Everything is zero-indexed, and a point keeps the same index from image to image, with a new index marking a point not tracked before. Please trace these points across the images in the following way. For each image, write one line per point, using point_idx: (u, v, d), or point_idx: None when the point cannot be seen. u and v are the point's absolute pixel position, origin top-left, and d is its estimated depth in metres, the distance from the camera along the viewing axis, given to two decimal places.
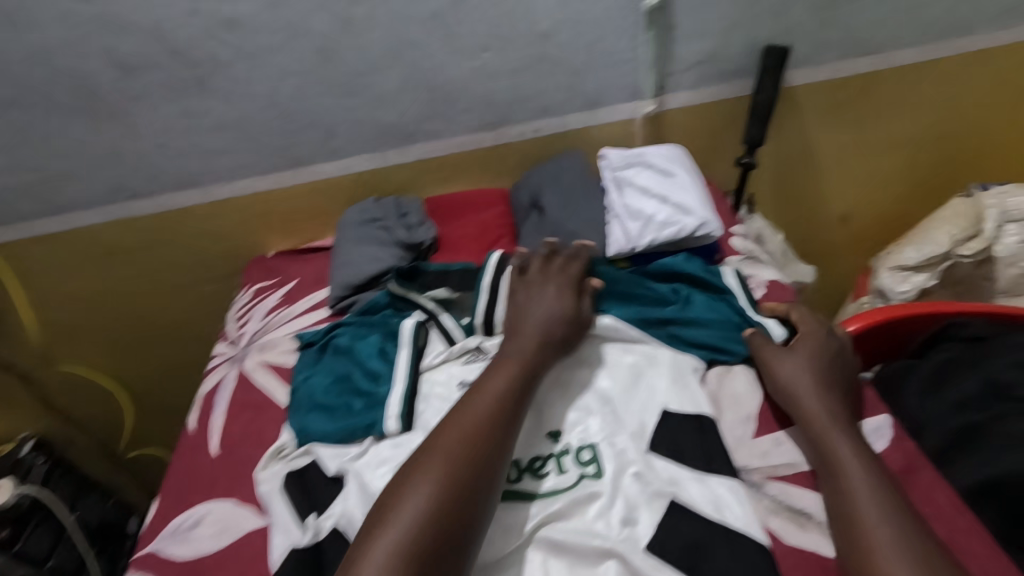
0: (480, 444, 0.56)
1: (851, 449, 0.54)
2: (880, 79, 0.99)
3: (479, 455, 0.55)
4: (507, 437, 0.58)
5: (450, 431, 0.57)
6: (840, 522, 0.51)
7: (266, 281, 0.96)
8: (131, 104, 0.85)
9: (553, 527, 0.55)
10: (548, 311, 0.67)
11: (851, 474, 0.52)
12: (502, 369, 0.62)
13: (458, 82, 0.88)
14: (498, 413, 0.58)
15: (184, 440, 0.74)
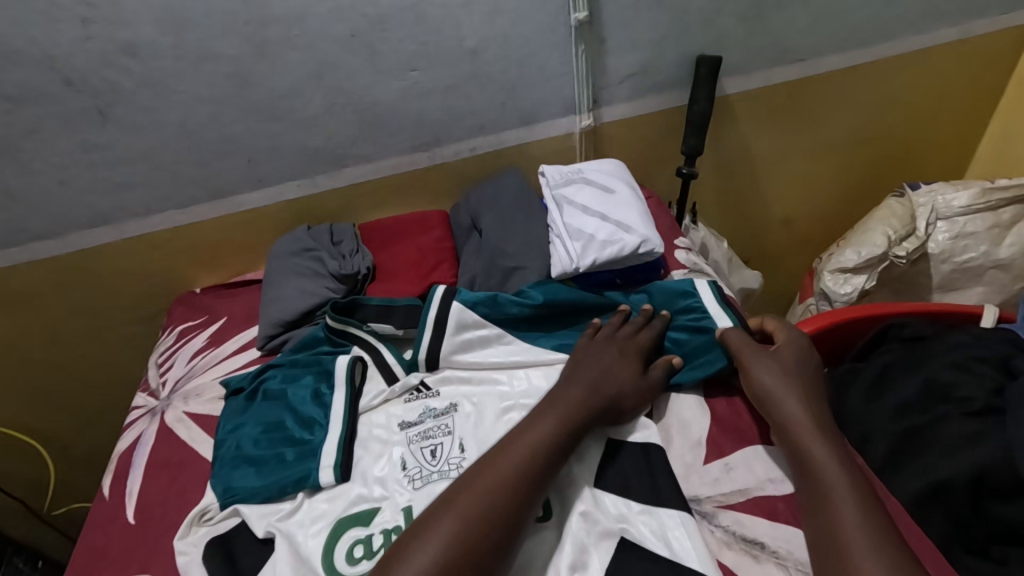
0: (508, 493, 0.51)
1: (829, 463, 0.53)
2: (812, 83, 1.00)
3: (496, 514, 0.50)
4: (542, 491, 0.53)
5: (475, 479, 0.52)
6: (823, 530, 0.49)
7: (190, 321, 0.89)
8: (23, 139, 0.77)
9: None
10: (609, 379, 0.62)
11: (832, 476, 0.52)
12: (546, 424, 0.56)
13: (386, 103, 0.85)
14: (533, 471, 0.53)
15: (97, 507, 0.67)
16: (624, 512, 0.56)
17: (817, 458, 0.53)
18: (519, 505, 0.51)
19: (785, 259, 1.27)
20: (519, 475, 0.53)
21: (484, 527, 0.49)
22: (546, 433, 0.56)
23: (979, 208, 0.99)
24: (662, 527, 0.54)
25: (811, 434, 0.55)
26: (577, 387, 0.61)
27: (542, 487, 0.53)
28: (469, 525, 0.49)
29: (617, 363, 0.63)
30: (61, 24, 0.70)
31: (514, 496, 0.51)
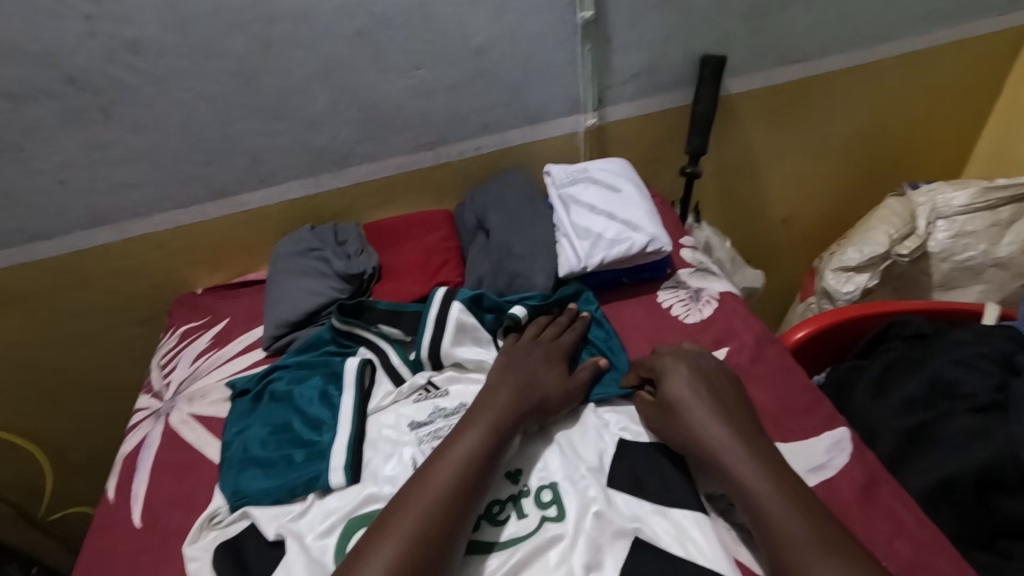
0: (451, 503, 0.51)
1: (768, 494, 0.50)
2: (810, 85, 1.01)
3: (444, 525, 0.49)
4: (476, 496, 0.52)
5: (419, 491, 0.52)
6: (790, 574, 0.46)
7: (193, 323, 0.88)
8: (23, 138, 0.76)
9: None
10: (534, 376, 0.63)
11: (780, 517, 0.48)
12: (470, 435, 0.56)
13: (391, 102, 0.84)
14: (466, 479, 0.53)
15: (100, 510, 0.65)
16: (638, 514, 0.55)
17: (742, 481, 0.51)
18: (469, 498, 0.52)
19: (784, 259, 1.27)
20: (462, 477, 0.53)
21: (446, 527, 0.49)
22: (481, 430, 0.56)
23: (977, 207, 1.00)
24: (678, 527, 0.54)
25: (738, 464, 0.52)
26: (507, 383, 0.62)
27: (487, 476, 0.54)
28: (426, 526, 0.49)
29: (547, 362, 0.65)
30: (65, 20, 0.69)
31: (466, 492, 0.52)
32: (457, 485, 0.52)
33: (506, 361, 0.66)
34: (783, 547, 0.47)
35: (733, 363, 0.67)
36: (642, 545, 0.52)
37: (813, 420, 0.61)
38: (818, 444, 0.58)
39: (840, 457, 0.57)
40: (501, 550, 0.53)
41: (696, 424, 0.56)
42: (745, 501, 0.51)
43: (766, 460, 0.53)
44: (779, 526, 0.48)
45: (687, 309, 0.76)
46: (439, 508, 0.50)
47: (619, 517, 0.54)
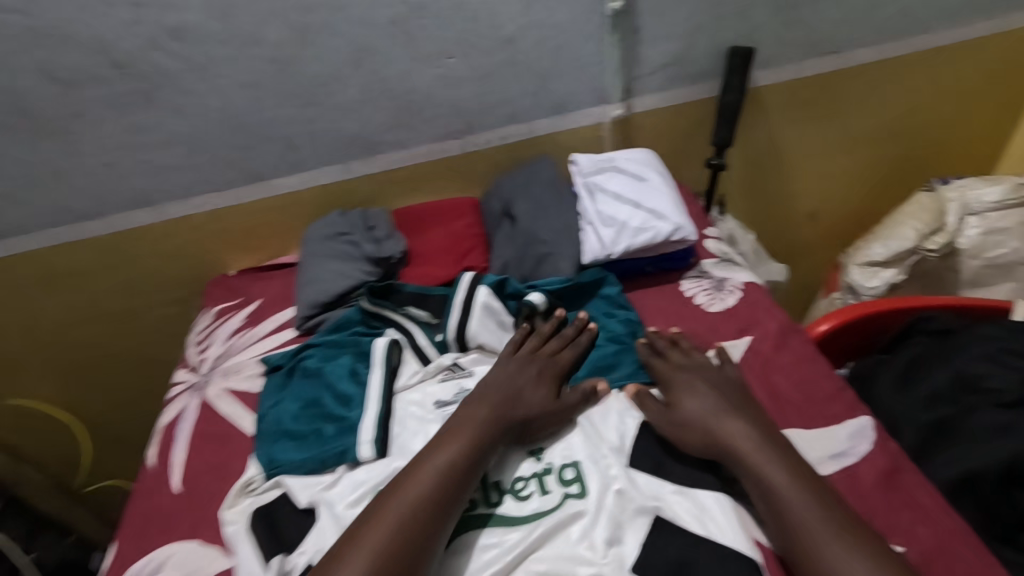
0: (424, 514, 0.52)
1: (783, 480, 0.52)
2: (839, 78, 1.00)
3: (416, 535, 0.51)
4: (452, 508, 0.53)
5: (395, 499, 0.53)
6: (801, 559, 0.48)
7: (227, 303, 0.91)
8: (72, 121, 0.79)
9: (536, 557, 0.53)
10: (520, 394, 0.62)
11: (794, 503, 0.50)
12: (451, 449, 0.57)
13: (421, 90, 0.86)
14: (441, 493, 0.53)
15: (142, 476, 0.68)
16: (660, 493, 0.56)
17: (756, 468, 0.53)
18: (441, 515, 0.52)
19: (808, 254, 1.26)
20: (438, 490, 0.53)
21: (414, 542, 0.50)
22: (459, 445, 0.57)
23: (1011, 202, 0.99)
24: (699, 508, 0.55)
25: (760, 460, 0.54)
26: (492, 395, 0.62)
27: (463, 491, 0.55)
28: (400, 534, 0.50)
29: (536, 378, 0.64)
30: (113, 8, 0.72)
31: (439, 507, 0.53)
32: (430, 501, 0.53)
33: (498, 372, 0.65)
34: (796, 531, 0.49)
35: (755, 351, 0.68)
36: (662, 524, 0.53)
37: (835, 407, 0.61)
38: (840, 431, 0.58)
39: (862, 445, 0.57)
40: (525, 522, 0.55)
41: (714, 426, 0.58)
42: (760, 485, 0.52)
43: (779, 446, 0.55)
44: (792, 510, 0.50)
45: (709, 296, 0.76)
46: (406, 523, 0.51)
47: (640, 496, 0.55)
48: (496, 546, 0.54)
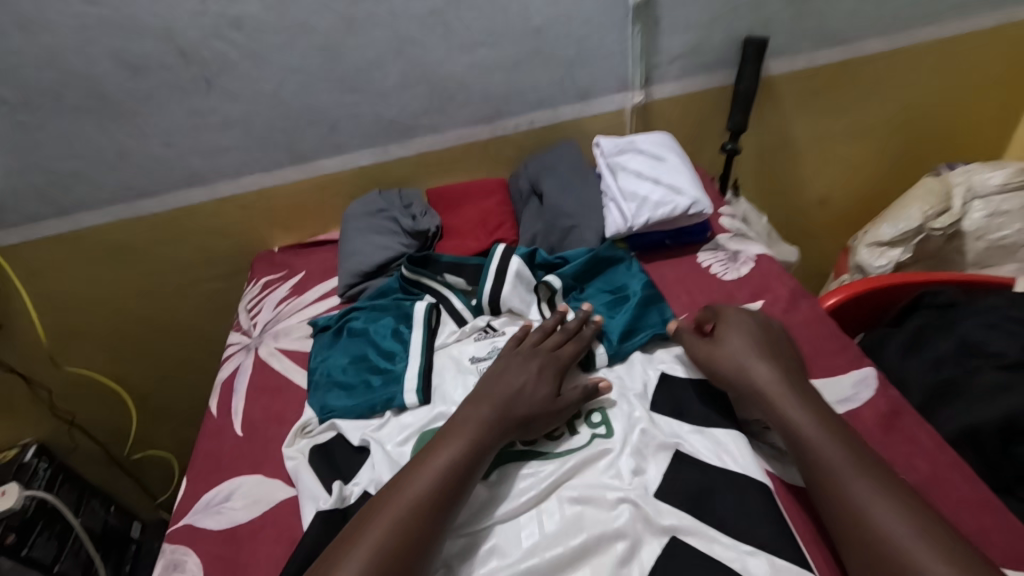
0: (428, 508, 0.52)
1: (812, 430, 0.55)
2: (849, 67, 1.05)
3: (419, 529, 0.51)
4: (456, 502, 0.53)
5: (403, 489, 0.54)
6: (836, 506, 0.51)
7: (273, 275, 0.98)
8: (139, 104, 0.87)
9: (569, 485, 0.59)
10: (521, 393, 0.62)
11: (826, 448, 0.53)
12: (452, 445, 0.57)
13: (456, 78, 0.93)
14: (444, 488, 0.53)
15: (206, 424, 0.75)
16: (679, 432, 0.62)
17: (787, 417, 0.56)
18: (440, 514, 0.52)
19: (819, 240, 1.31)
20: (439, 485, 0.54)
21: (421, 538, 0.50)
22: (460, 442, 0.57)
23: (1014, 186, 1.03)
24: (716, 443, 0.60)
25: (789, 410, 0.57)
26: (490, 394, 0.62)
27: (463, 489, 0.54)
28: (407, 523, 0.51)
29: (536, 375, 0.64)
30: (182, 0, 0.79)
31: (445, 501, 0.53)
32: (435, 496, 0.53)
33: (500, 370, 0.65)
34: (827, 472, 0.52)
35: (767, 313, 0.74)
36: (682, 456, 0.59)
37: (844, 361, 0.66)
38: (845, 380, 0.64)
39: (865, 392, 0.62)
40: (558, 457, 0.61)
41: (749, 371, 0.61)
42: (790, 434, 0.56)
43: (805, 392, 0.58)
44: (825, 454, 0.53)
45: (725, 266, 0.82)
46: (414, 517, 0.51)
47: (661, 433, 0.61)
48: (532, 476, 0.60)
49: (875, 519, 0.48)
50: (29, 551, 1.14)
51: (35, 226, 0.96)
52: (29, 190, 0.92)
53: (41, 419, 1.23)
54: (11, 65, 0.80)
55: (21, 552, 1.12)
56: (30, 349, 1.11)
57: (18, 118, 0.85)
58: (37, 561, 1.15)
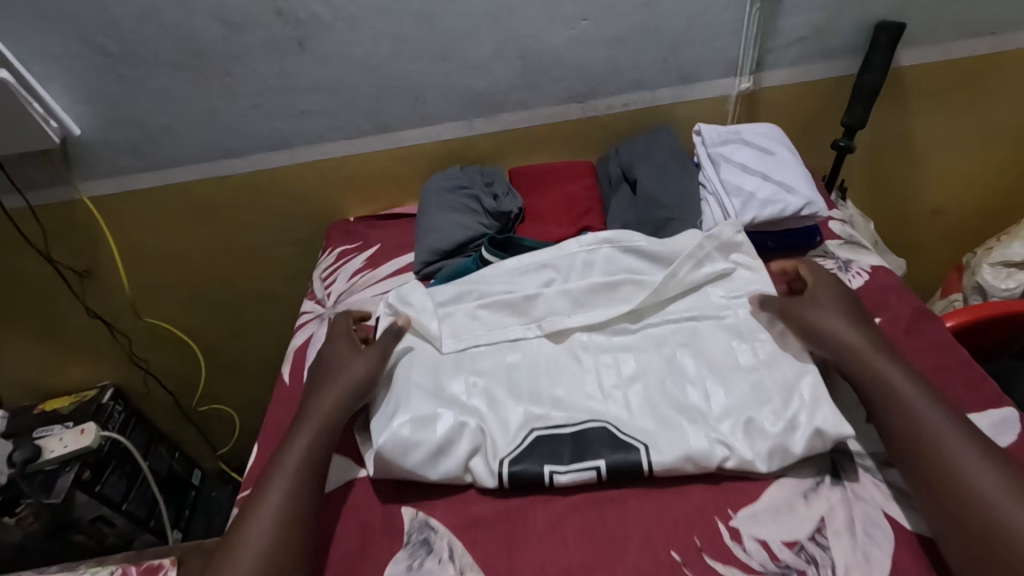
0: (298, 497, 0.55)
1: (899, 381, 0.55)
2: (991, 63, 0.93)
3: (289, 520, 0.53)
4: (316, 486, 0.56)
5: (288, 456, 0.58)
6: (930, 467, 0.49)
7: (347, 245, 0.97)
8: (233, 63, 0.86)
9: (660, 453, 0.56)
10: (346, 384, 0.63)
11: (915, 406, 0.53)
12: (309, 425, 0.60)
13: (553, 50, 0.87)
14: (308, 468, 0.57)
15: (277, 391, 0.75)
16: (742, 260, 0.71)
17: (863, 350, 0.58)
18: (307, 495, 0.55)
19: (927, 255, 1.20)
20: (304, 470, 0.57)
21: (296, 532, 0.53)
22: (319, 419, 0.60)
23: None
24: (783, 381, 0.59)
25: (883, 367, 0.56)
26: (349, 374, 0.64)
27: (315, 480, 0.57)
28: (282, 514, 0.53)
29: (354, 369, 0.64)
30: None
31: (298, 516, 0.54)
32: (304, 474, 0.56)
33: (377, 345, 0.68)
34: (913, 421, 0.52)
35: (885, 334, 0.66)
36: (697, 284, 0.70)
37: (978, 400, 0.59)
38: (981, 420, 0.57)
39: (1007, 435, 0.55)
40: (623, 307, 0.69)
41: (839, 332, 0.60)
42: (851, 359, 0.58)
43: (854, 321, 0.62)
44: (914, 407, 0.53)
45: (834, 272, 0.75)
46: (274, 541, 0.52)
47: (727, 236, 0.70)
48: (596, 355, 0.66)
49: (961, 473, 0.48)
50: (101, 488, 1.22)
51: (127, 179, 0.98)
52: (122, 143, 0.94)
53: (120, 363, 1.29)
54: (112, 17, 0.80)
55: (94, 488, 1.20)
56: (116, 295, 1.15)
57: (116, 72, 0.86)
58: (107, 500, 1.23)
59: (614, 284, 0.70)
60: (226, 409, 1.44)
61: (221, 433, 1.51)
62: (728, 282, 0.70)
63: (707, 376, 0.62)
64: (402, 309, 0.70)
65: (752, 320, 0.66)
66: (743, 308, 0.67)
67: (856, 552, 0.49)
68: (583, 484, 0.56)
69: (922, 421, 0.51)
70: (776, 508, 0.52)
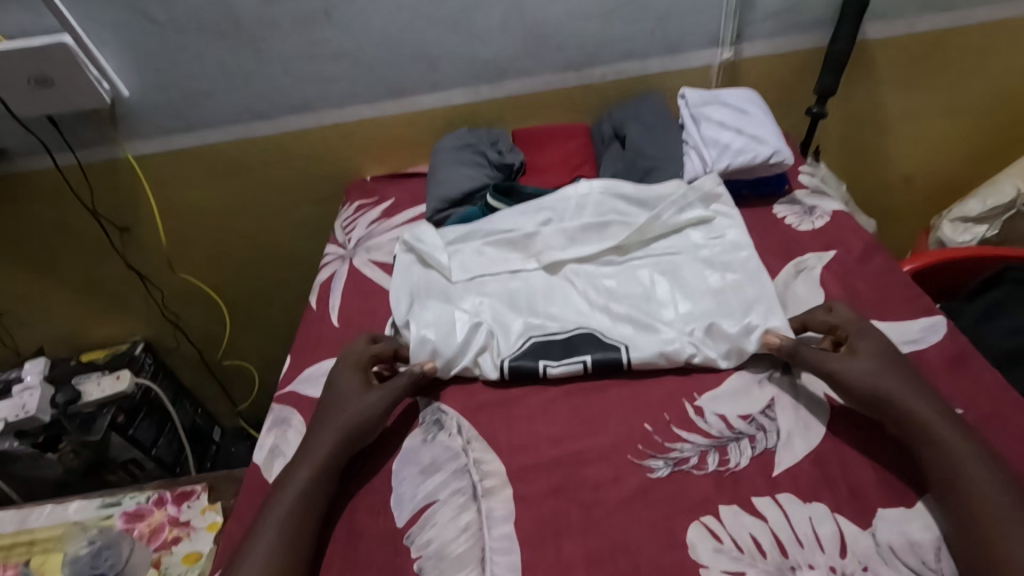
0: (315, 494, 0.56)
1: (931, 419, 0.53)
2: (951, 37, 1.02)
3: (310, 516, 0.55)
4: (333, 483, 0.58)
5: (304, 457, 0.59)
6: (956, 508, 0.49)
7: (365, 199, 1.06)
8: (266, 31, 0.96)
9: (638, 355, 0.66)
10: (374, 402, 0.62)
11: (947, 446, 0.51)
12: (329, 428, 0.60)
13: (552, 22, 0.97)
14: (326, 466, 0.58)
15: (306, 315, 0.85)
16: (721, 209, 0.80)
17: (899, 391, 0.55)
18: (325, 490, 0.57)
19: (899, 219, 1.29)
20: (324, 465, 0.58)
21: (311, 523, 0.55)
22: (340, 423, 0.61)
23: None
24: (745, 299, 0.69)
25: (917, 405, 0.54)
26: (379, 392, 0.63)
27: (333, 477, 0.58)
28: (302, 506, 0.55)
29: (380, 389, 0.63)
30: None
31: (315, 508, 0.56)
32: (325, 467, 0.58)
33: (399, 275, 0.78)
34: (942, 459, 0.51)
35: (838, 262, 0.76)
36: (679, 226, 0.79)
37: (914, 310, 0.68)
38: (914, 324, 0.66)
39: (934, 336, 0.65)
40: (609, 242, 0.78)
41: (876, 375, 0.56)
42: (881, 401, 0.55)
43: (889, 361, 0.58)
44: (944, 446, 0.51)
45: (798, 214, 0.85)
46: (288, 534, 0.53)
47: (707, 188, 0.80)
48: (586, 281, 0.75)
49: (988, 518, 0.47)
50: (134, 432, 1.31)
51: (167, 139, 1.08)
52: (164, 105, 1.04)
53: (152, 318, 1.40)
54: None
55: (128, 430, 1.29)
56: (152, 250, 1.25)
57: (163, 38, 0.96)
58: (139, 443, 1.32)
59: (605, 225, 0.79)
60: (247, 366, 1.54)
61: (240, 389, 1.61)
62: (707, 227, 0.78)
63: (680, 296, 0.71)
64: (416, 246, 0.80)
65: (726, 252, 0.75)
66: (717, 247, 0.76)
67: (798, 422, 0.59)
68: (570, 375, 0.66)
69: (954, 462, 0.50)
70: (734, 391, 0.62)
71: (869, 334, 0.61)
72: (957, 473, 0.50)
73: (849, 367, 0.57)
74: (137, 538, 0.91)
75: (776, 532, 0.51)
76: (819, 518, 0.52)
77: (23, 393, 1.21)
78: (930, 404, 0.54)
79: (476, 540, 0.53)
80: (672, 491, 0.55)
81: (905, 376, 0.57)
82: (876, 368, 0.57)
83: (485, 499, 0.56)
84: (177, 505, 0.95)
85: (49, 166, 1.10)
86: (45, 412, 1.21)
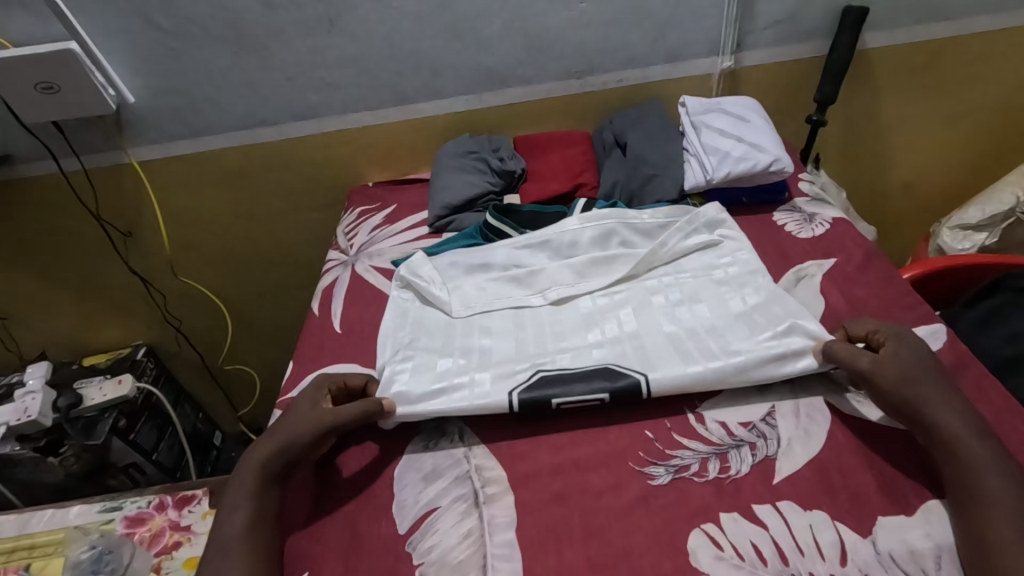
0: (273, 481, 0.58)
1: (963, 435, 0.52)
2: (951, 45, 1.03)
3: (266, 505, 0.57)
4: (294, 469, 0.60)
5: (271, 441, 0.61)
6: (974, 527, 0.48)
7: (367, 206, 1.07)
8: (270, 39, 0.97)
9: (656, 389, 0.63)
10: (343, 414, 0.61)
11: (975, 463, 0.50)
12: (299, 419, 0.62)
13: (554, 31, 0.98)
14: (291, 452, 0.60)
15: (308, 321, 0.85)
16: (728, 233, 0.79)
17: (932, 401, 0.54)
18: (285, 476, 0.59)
19: (902, 226, 1.30)
20: (289, 450, 0.60)
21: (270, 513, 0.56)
22: (313, 415, 0.62)
23: None
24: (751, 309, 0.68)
25: (949, 419, 0.53)
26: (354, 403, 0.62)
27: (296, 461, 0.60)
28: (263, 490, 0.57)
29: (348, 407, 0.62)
30: None
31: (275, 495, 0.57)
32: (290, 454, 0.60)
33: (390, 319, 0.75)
34: (966, 476, 0.50)
35: (839, 270, 0.76)
36: (687, 250, 0.77)
37: (914, 318, 0.69)
38: (913, 332, 0.67)
39: (933, 344, 0.65)
40: (619, 274, 0.76)
41: (913, 384, 0.56)
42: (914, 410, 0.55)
43: (927, 370, 0.57)
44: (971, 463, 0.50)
45: (799, 222, 0.85)
46: (250, 522, 0.55)
47: (711, 215, 0.80)
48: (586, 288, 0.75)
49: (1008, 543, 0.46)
50: (135, 437, 1.31)
51: (171, 145, 1.09)
52: (169, 111, 1.05)
53: (154, 323, 1.40)
54: None
55: (129, 435, 1.29)
56: (155, 255, 1.26)
57: (168, 45, 0.97)
58: (140, 447, 1.31)
59: (613, 258, 0.78)
60: (248, 370, 1.54)
61: (241, 394, 1.61)
62: (715, 251, 0.77)
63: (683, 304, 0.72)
64: (412, 281, 0.78)
65: (741, 276, 0.73)
66: (730, 268, 0.74)
67: (798, 428, 0.59)
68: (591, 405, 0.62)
69: (980, 482, 0.49)
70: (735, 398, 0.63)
71: (910, 344, 0.60)
72: (982, 492, 0.49)
73: (888, 369, 0.57)
74: (137, 542, 0.90)
75: (776, 540, 0.51)
76: (820, 526, 0.52)
77: (24, 397, 1.21)
78: (963, 415, 0.53)
79: (477, 547, 0.53)
80: (672, 497, 0.55)
81: (945, 389, 0.56)
82: (916, 376, 0.56)
83: (487, 506, 0.56)
84: (178, 509, 0.95)
85: (53, 171, 1.10)
86: (46, 416, 1.19)
